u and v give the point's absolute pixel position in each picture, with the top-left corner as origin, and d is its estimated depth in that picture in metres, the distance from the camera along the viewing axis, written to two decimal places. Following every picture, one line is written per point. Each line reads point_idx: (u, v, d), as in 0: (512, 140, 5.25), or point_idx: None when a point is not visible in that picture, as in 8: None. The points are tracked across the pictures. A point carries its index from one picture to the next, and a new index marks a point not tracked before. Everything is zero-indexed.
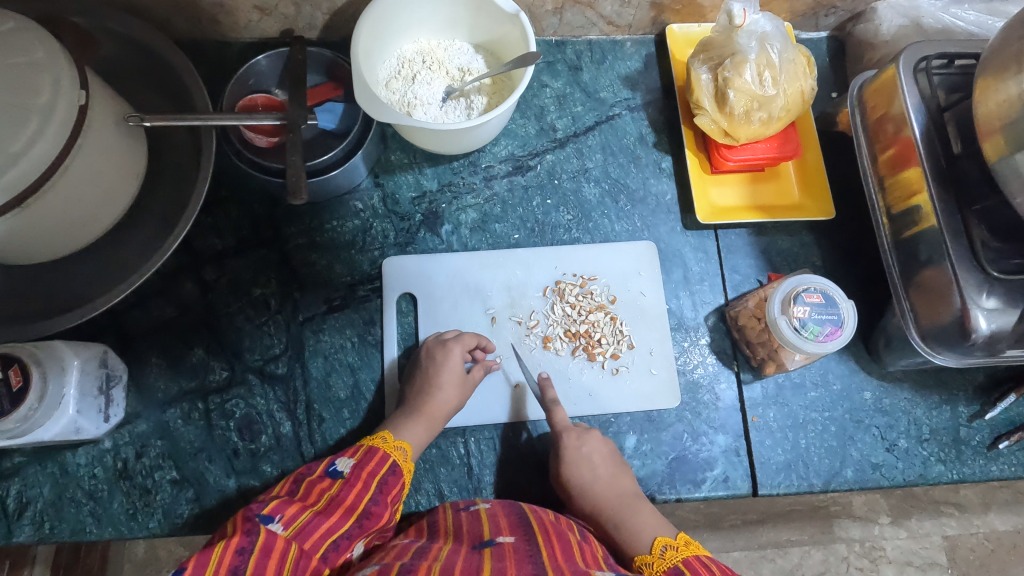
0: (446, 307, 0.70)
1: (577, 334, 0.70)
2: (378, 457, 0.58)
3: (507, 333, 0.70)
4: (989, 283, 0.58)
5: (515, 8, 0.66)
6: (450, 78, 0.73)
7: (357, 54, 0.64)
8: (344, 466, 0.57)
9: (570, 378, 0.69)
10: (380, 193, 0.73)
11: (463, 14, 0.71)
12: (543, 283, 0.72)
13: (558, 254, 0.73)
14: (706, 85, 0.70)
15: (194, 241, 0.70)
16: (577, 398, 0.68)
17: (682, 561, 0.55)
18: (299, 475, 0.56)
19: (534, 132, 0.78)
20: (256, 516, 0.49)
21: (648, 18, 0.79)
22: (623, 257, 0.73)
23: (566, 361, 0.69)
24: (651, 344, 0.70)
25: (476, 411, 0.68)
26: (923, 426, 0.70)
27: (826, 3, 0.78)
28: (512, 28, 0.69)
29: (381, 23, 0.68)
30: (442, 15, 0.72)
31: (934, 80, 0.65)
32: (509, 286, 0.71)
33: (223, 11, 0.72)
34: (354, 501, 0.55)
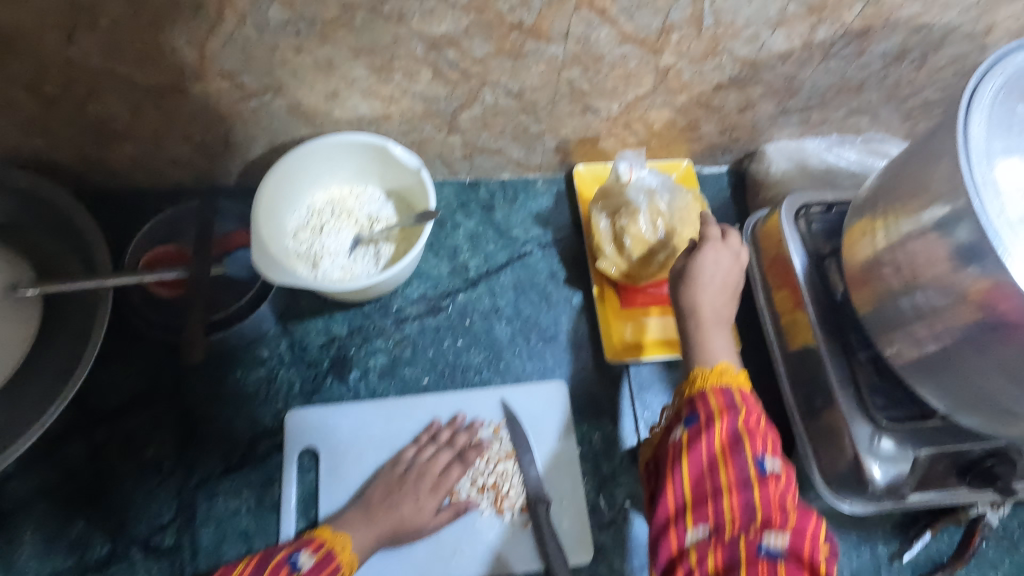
0: (349, 459, 0.68)
1: (486, 486, 0.68)
2: (331, 568, 0.59)
3: None
4: (879, 432, 0.59)
5: (418, 163, 0.70)
6: (360, 226, 0.74)
7: (258, 215, 0.65)
8: (305, 562, 0.58)
9: (475, 534, 0.66)
10: (288, 339, 0.73)
11: (373, 168, 0.74)
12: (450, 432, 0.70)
13: (469, 398, 0.72)
14: (605, 230, 0.72)
15: (87, 399, 0.68)
16: (486, 558, 0.65)
17: (721, 390, 0.53)
18: (267, 554, 0.58)
19: (446, 272, 0.79)
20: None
21: (555, 160, 0.83)
22: (533, 398, 0.72)
23: (472, 516, 0.67)
24: (562, 492, 0.69)
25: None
26: (843, 569, 0.68)
27: (720, 145, 0.83)
28: (416, 181, 0.72)
29: (287, 179, 0.70)
30: (352, 167, 0.74)
31: (813, 227, 0.69)
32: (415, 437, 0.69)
33: (137, 166, 0.74)
34: None
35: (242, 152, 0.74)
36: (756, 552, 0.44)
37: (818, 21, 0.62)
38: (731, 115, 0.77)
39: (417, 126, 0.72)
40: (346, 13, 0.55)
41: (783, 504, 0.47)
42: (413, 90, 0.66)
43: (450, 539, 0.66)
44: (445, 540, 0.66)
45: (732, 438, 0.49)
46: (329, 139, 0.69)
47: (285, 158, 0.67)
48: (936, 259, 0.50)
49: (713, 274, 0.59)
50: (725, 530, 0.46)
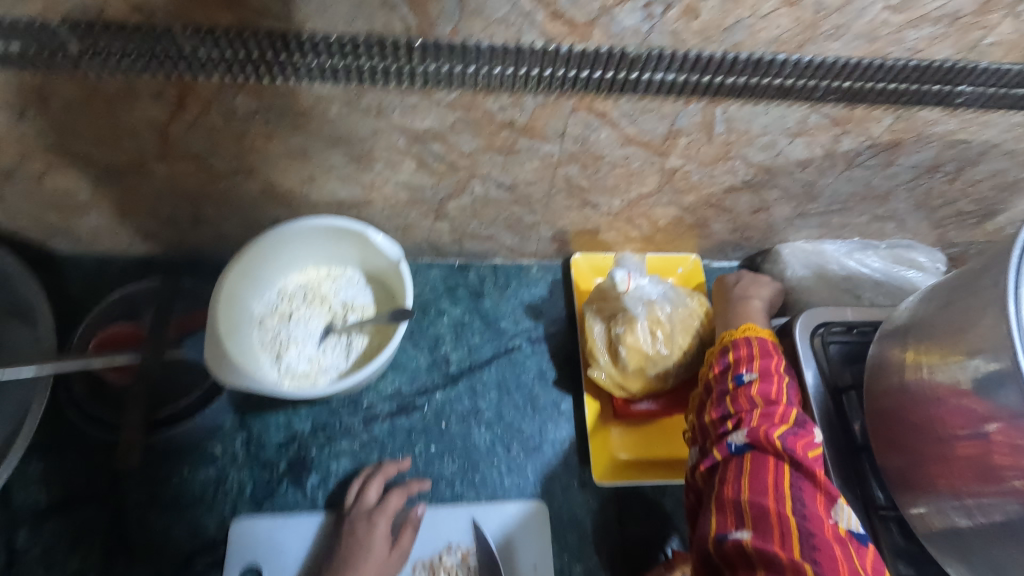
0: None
1: None
2: None
3: None
4: None
5: (398, 253, 0.65)
6: (332, 313, 0.69)
7: (217, 306, 0.60)
8: None
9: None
10: (245, 435, 0.66)
11: (352, 252, 0.69)
12: (415, 556, 0.63)
13: (438, 519, 0.64)
14: (599, 336, 0.66)
15: (15, 494, 0.61)
16: None
17: (744, 336, 0.55)
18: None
19: (425, 365, 0.72)
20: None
21: (551, 248, 0.77)
22: (508, 521, 0.65)
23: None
24: None
25: None
26: None
27: (730, 242, 0.77)
28: (396, 271, 0.67)
29: (257, 262, 0.65)
30: (329, 251, 0.69)
31: (830, 350, 0.62)
32: None
33: (104, 235, 0.70)
34: None
35: (214, 229, 0.69)
36: (730, 450, 0.48)
37: (842, 132, 0.56)
38: (742, 216, 0.71)
39: (402, 212, 0.67)
40: (320, 105, 0.50)
41: (772, 400, 0.49)
42: (396, 178, 0.61)
43: None
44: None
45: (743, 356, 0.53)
46: (304, 223, 0.63)
47: (253, 243, 0.62)
48: (964, 411, 0.45)
49: (736, 296, 0.65)
50: (750, 418, 0.48)
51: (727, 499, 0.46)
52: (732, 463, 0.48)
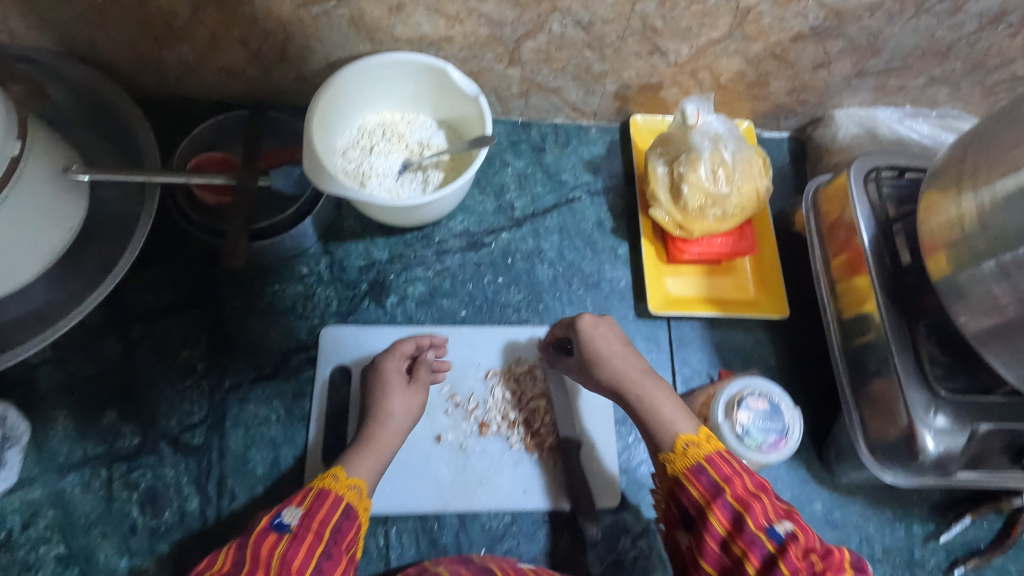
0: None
1: (517, 421, 0.67)
2: (331, 500, 0.52)
3: (444, 419, 0.66)
4: (936, 402, 0.57)
5: (476, 90, 0.67)
6: (409, 151, 0.73)
7: (312, 125, 0.63)
8: (291, 518, 0.49)
9: (502, 470, 0.65)
10: (328, 259, 0.72)
11: (428, 92, 0.72)
12: (486, 366, 0.69)
13: (507, 336, 0.71)
14: (663, 177, 0.70)
15: (125, 296, 0.67)
16: (511, 493, 0.64)
17: (704, 460, 0.52)
18: (239, 542, 0.47)
19: (491, 209, 0.77)
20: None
21: (612, 107, 0.80)
22: None
23: (500, 450, 0.66)
24: (593, 438, 0.67)
25: (402, 498, 0.63)
26: (874, 544, 0.66)
27: (786, 107, 0.80)
28: (471, 108, 0.69)
29: (343, 94, 0.68)
30: (406, 91, 0.72)
31: (883, 191, 0.66)
32: (450, 365, 0.68)
33: (189, 71, 0.72)
34: (303, 564, 0.47)
35: (298, 66, 0.72)
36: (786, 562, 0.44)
37: None
38: (803, 73, 0.73)
39: (479, 53, 0.70)
40: None
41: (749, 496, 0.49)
42: (480, 10, 0.64)
43: (478, 469, 0.65)
44: (472, 471, 0.65)
45: (711, 489, 0.50)
46: (388, 56, 0.66)
47: (342, 71, 0.65)
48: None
49: None
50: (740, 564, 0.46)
51: (776, 559, 0.45)
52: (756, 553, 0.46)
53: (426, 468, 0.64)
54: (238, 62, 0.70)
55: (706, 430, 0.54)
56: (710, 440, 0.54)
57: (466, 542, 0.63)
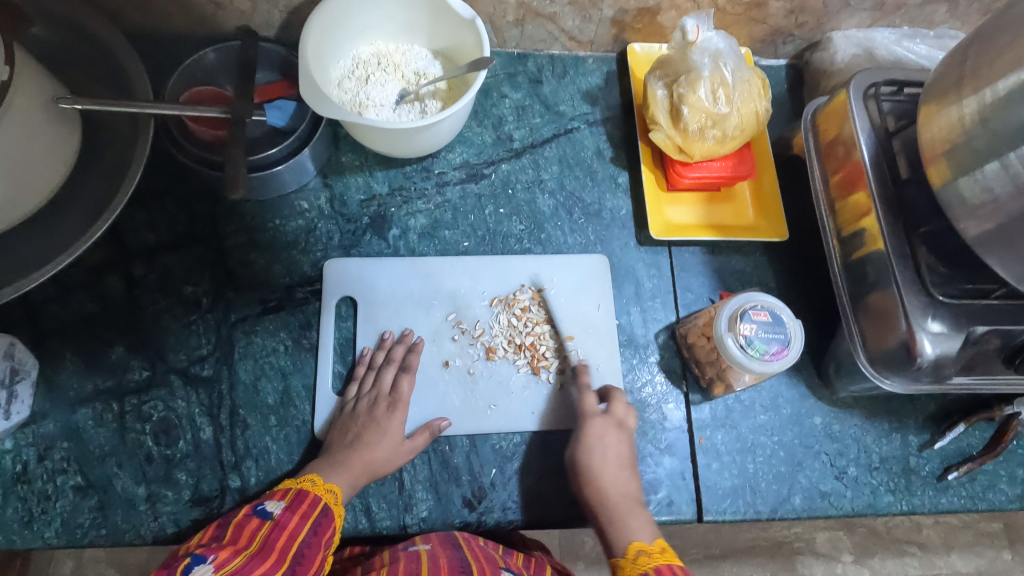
0: (394, 310, 0.68)
1: (523, 346, 0.67)
2: (309, 499, 0.55)
3: (451, 346, 0.67)
4: (934, 307, 0.58)
5: (471, 13, 0.66)
6: (405, 82, 0.72)
7: (305, 50, 0.62)
8: (273, 508, 0.54)
9: (509, 394, 0.66)
10: (328, 194, 0.71)
11: (421, 17, 0.70)
12: (490, 294, 0.69)
13: (510, 265, 0.71)
14: (662, 100, 0.70)
15: (126, 234, 0.67)
16: (519, 414, 0.65)
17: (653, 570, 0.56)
18: (223, 520, 0.53)
19: (490, 141, 0.77)
20: (181, 566, 0.46)
21: (609, 36, 0.79)
22: (573, 268, 0.71)
23: (507, 375, 0.66)
24: (599, 360, 0.68)
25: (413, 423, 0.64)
26: (873, 454, 0.68)
27: (784, 31, 0.79)
28: (467, 34, 0.68)
29: (335, 21, 0.66)
30: (400, 20, 0.71)
31: (883, 106, 0.66)
32: (455, 293, 0.69)
33: (175, 3, 0.70)
34: (285, 544, 0.52)
35: None
36: None
37: None
38: None
39: None
40: None
41: None
42: None
43: (485, 394, 0.65)
44: (480, 395, 0.65)
45: None
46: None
47: None
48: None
49: None
50: None
51: None
52: None
53: (435, 393, 0.65)
54: None
55: (660, 542, 0.59)
56: (662, 552, 0.58)
57: (475, 463, 0.64)
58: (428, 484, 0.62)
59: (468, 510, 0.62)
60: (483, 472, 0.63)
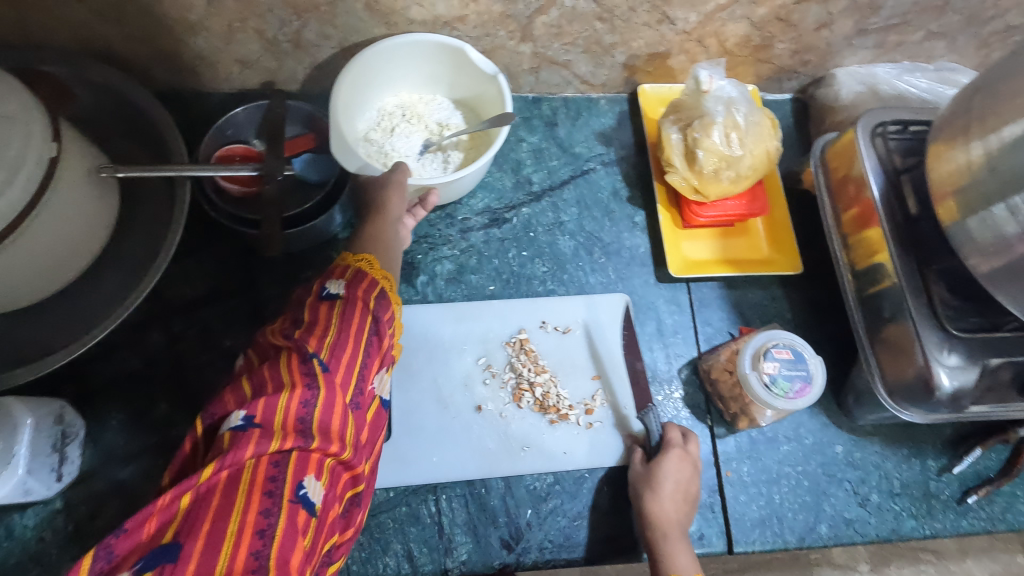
0: (427, 357, 0.70)
1: (548, 388, 0.70)
2: (368, 278, 0.56)
3: (482, 391, 0.69)
4: (950, 341, 0.60)
5: (494, 69, 0.69)
6: (429, 132, 0.74)
7: (335, 108, 0.65)
8: (336, 289, 0.55)
9: (542, 436, 0.68)
10: None
11: (444, 68, 0.73)
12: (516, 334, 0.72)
13: (536, 305, 0.74)
14: (677, 144, 0.73)
15: (164, 290, 0.69)
16: (552, 454, 0.67)
17: None
18: (297, 313, 0.54)
19: (510, 185, 0.79)
20: (279, 373, 0.48)
21: (621, 78, 0.82)
22: (597, 309, 0.74)
23: (538, 416, 0.69)
24: (625, 399, 0.71)
25: (449, 467, 0.66)
26: (894, 480, 0.70)
27: (789, 69, 0.82)
28: (490, 87, 0.71)
29: (362, 77, 0.69)
30: (427, 73, 0.73)
31: (890, 144, 0.68)
32: (484, 337, 0.71)
33: (204, 64, 0.72)
34: (359, 322, 0.53)
35: (313, 54, 0.72)
36: None
37: None
38: (806, 34, 0.75)
39: (491, 31, 0.71)
40: None
41: None
42: None
43: (517, 435, 0.68)
44: (514, 437, 0.68)
45: None
46: (405, 39, 0.67)
47: (364, 52, 0.66)
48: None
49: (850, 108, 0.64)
50: None
51: None
52: None
53: (469, 437, 0.67)
54: (252, 54, 0.71)
55: None
56: None
57: (512, 503, 0.66)
58: (467, 527, 0.64)
59: (507, 552, 0.64)
60: (519, 512, 0.65)
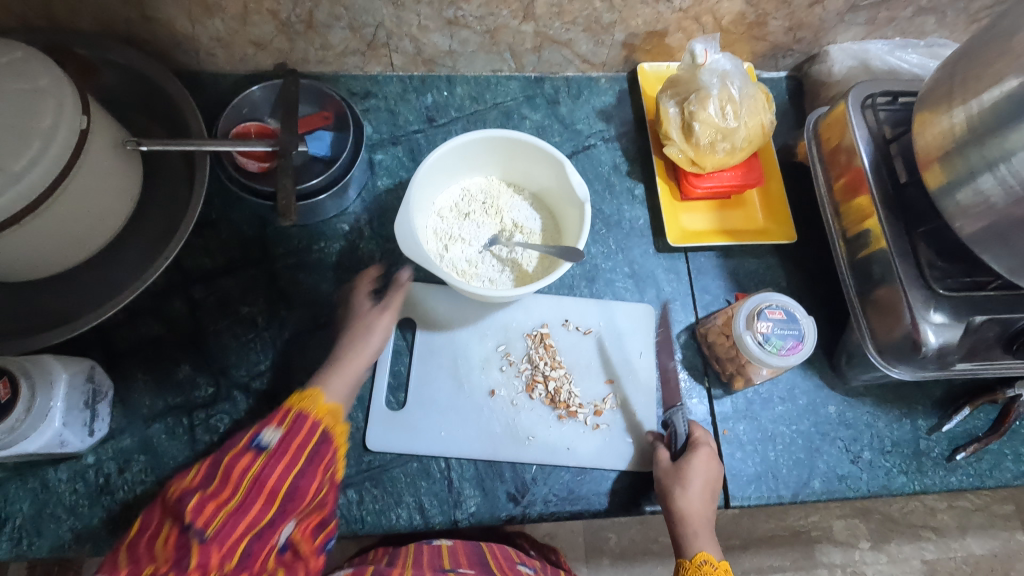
0: (443, 337, 0.73)
1: (560, 391, 0.71)
2: (304, 429, 0.57)
3: (494, 377, 0.72)
4: (935, 300, 0.63)
5: (586, 196, 0.67)
6: (502, 228, 0.74)
7: (414, 183, 0.66)
8: (270, 439, 0.55)
9: (548, 428, 0.70)
10: (367, 216, 0.77)
11: (541, 173, 0.73)
12: (534, 328, 0.74)
13: (561, 304, 0.76)
14: (674, 117, 0.76)
15: (184, 261, 0.72)
16: (554, 447, 0.69)
17: None
18: (216, 456, 0.53)
19: None
20: (175, 535, 0.48)
21: (620, 57, 0.84)
22: (618, 312, 0.76)
23: (548, 409, 0.71)
24: (635, 406, 0.72)
25: (452, 443, 0.68)
26: (885, 438, 0.73)
27: (783, 46, 0.85)
28: (574, 212, 0.70)
29: (446, 162, 0.70)
30: (515, 169, 0.74)
31: (879, 115, 0.71)
32: (505, 326, 0.74)
33: (220, 46, 0.75)
34: (277, 483, 0.54)
35: (324, 35, 0.75)
36: None
37: None
38: (799, 11, 0.78)
39: (494, 11, 0.73)
40: None
41: None
42: None
43: (524, 425, 0.70)
44: (521, 426, 0.70)
45: None
46: (509, 133, 0.68)
47: (451, 141, 0.68)
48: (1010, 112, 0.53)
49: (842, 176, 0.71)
50: None
51: None
52: None
53: (479, 417, 0.70)
54: (266, 34, 0.74)
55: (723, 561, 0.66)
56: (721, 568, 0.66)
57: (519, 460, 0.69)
58: (475, 482, 0.68)
59: (513, 504, 0.67)
60: (525, 468, 0.69)
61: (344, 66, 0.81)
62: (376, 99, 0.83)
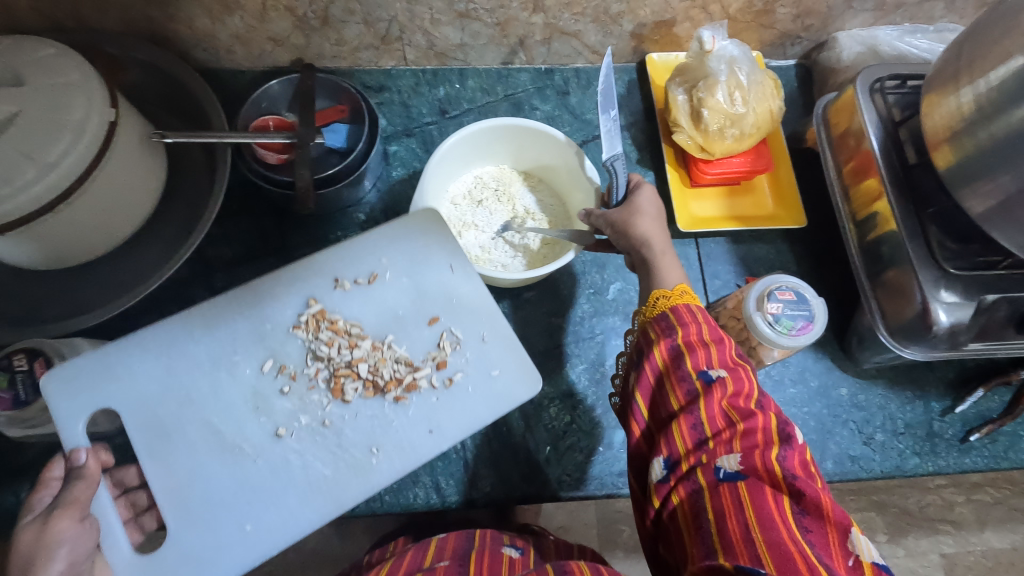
0: (172, 414, 0.59)
1: (380, 378, 0.61)
2: None
3: (286, 403, 0.60)
4: (947, 279, 0.63)
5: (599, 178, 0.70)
6: (514, 215, 0.76)
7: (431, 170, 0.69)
8: None
9: (390, 427, 0.60)
10: (383, 206, 0.79)
11: (561, 162, 0.73)
12: (291, 326, 0.63)
13: (321, 267, 0.65)
14: (683, 105, 0.77)
15: (206, 250, 0.75)
16: (411, 438, 0.60)
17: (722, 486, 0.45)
18: None
19: None
20: None
21: (629, 48, 0.86)
22: (394, 246, 0.67)
23: (375, 401, 0.61)
24: (479, 331, 0.65)
25: (278, 517, 0.57)
26: (898, 420, 0.73)
27: (792, 34, 0.85)
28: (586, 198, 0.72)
29: (463, 151, 0.73)
30: (529, 156, 0.76)
31: (888, 99, 0.72)
32: (256, 336, 0.62)
33: (240, 43, 0.78)
34: None
35: (339, 30, 0.77)
36: (716, 475, 0.45)
37: None
38: None
39: (505, 3, 0.74)
40: None
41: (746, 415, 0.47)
42: None
43: (360, 438, 0.60)
44: (353, 446, 0.59)
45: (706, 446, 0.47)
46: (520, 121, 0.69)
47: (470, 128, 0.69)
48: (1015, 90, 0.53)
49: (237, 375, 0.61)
50: (733, 439, 0.46)
51: (699, 398, 0.48)
52: (721, 488, 0.45)
53: (291, 472, 0.58)
54: (284, 31, 0.76)
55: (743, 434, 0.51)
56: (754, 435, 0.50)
57: (534, 442, 0.70)
58: (490, 463, 0.69)
59: (527, 485, 0.69)
60: (540, 449, 0.70)
61: (359, 61, 0.83)
62: (390, 92, 0.85)
